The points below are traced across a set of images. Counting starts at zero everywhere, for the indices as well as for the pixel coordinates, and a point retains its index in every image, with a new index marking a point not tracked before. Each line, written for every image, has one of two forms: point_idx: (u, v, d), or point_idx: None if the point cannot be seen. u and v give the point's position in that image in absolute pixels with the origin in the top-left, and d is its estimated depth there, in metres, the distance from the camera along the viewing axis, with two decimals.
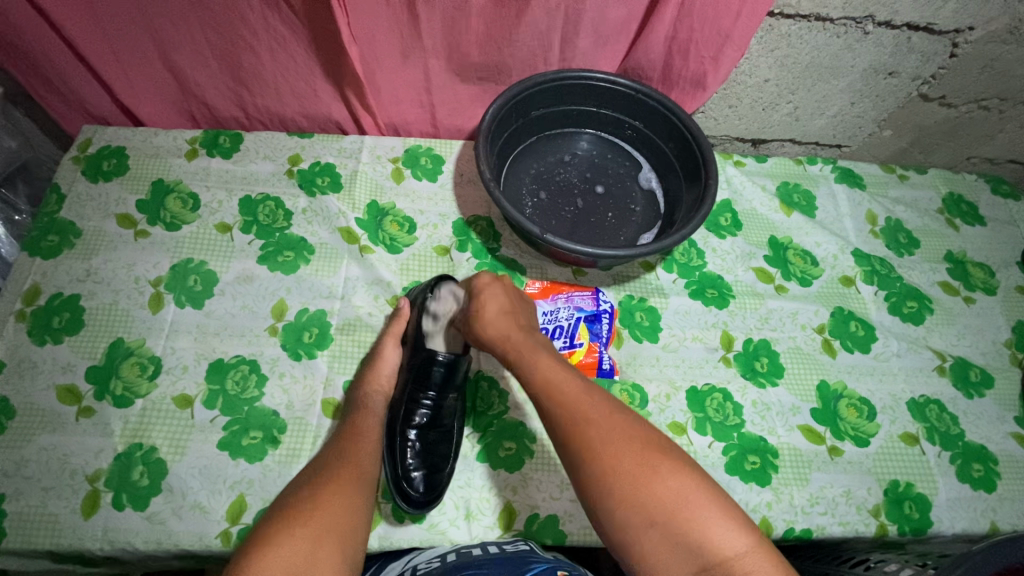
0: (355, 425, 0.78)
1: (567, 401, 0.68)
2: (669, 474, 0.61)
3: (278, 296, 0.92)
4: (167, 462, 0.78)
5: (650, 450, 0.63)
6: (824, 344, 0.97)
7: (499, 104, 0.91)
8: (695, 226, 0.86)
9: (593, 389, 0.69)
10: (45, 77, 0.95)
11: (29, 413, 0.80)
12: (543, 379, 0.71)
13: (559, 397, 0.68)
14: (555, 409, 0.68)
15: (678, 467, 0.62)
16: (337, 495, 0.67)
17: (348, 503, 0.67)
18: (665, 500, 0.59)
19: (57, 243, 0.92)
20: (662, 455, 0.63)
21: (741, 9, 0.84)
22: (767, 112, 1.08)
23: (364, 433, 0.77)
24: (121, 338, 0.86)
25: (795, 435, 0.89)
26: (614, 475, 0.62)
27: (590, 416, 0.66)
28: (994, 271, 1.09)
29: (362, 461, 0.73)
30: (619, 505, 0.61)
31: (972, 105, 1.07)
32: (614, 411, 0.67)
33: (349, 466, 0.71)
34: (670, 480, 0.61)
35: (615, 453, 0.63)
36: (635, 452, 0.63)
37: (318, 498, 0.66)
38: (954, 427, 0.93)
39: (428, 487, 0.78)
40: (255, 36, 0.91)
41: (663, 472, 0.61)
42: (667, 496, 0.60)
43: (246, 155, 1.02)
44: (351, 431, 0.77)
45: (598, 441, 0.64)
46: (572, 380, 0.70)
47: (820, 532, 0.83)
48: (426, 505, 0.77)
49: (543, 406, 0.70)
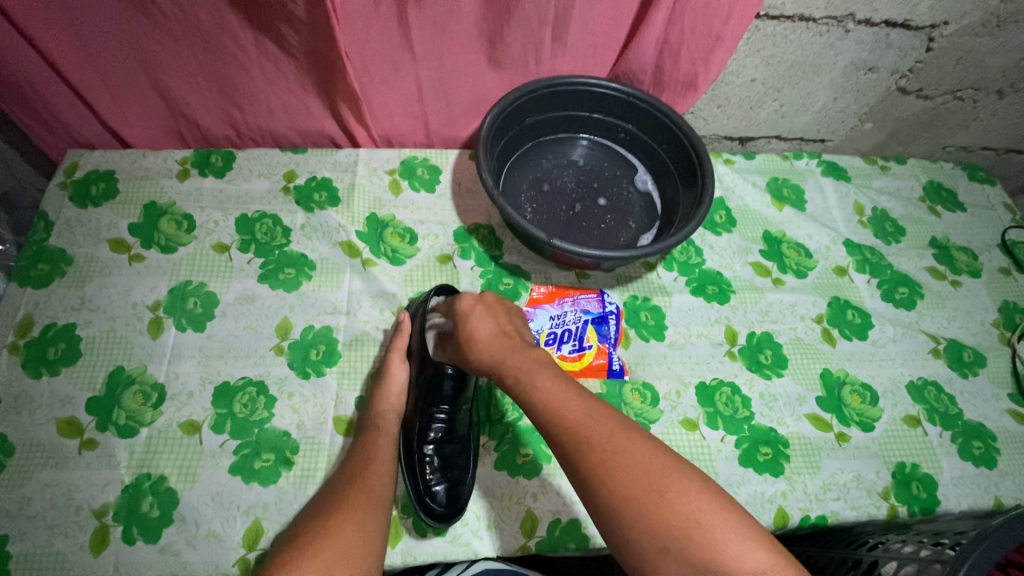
0: (366, 446, 0.76)
1: (570, 425, 0.65)
2: (680, 496, 0.59)
3: (282, 315, 0.90)
4: (177, 491, 0.76)
5: (658, 471, 0.61)
6: (824, 333, 0.99)
7: (496, 112, 0.92)
8: (696, 225, 0.87)
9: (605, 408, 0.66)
10: (33, 108, 0.93)
11: (29, 449, 0.77)
12: (547, 404, 0.67)
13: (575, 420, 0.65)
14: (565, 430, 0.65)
15: (688, 486, 0.60)
16: (347, 524, 0.65)
17: (362, 527, 0.65)
18: (677, 525, 0.57)
19: (48, 272, 0.89)
20: (670, 474, 0.61)
21: (731, 13, 0.87)
22: (754, 110, 1.11)
23: (376, 453, 0.75)
24: (121, 366, 0.84)
25: (802, 424, 0.91)
26: (625, 498, 0.59)
27: (592, 439, 0.63)
28: (977, 254, 1.13)
29: (374, 484, 0.71)
30: (632, 528, 0.59)
31: (947, 96, 1.11)
32: (617, 428, 0.64)
33: (361, 490, 0.70)
34: (681, 503, 0.59)
35: (623, 479, 0.60)
36: (642, 472, 0.60)
37: (329, 528, 0.64)
38: (953, 407, 0.96)
39: (450, 499, 0.78)
40: (245, 53, 0.89)
41: (673, 492, 0.59)
42: (682, 518, 0.58)
43: (240, 173, 1.01)
44: (362, 454, 0.75)
45: (604, 467, 0.61)
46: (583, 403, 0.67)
47: (834, 518, 0.84)
48: (450, 518, 0.77)
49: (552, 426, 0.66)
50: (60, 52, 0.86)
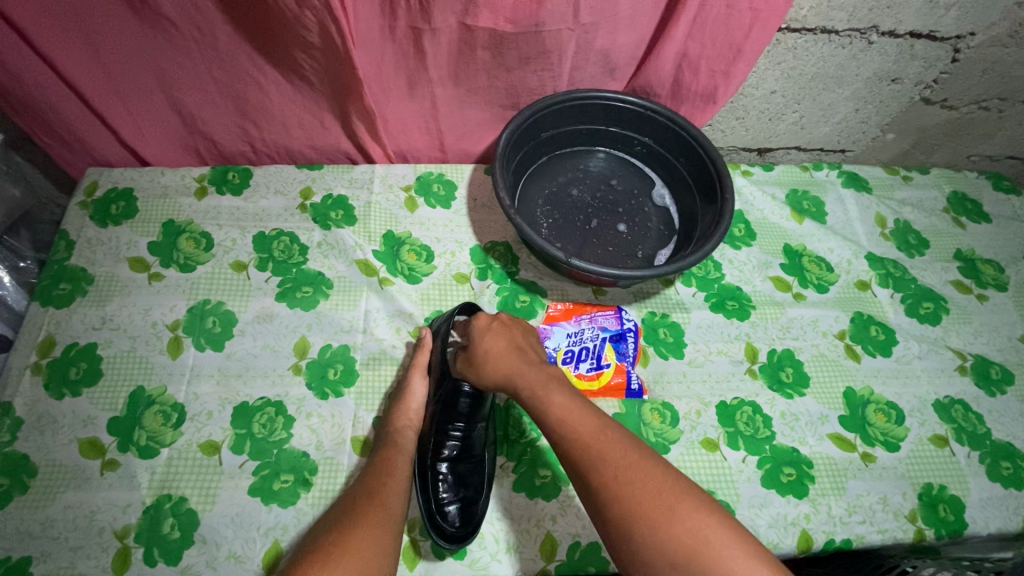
0: (384, 462, 0.76)
1: (578, 439, 0.65)
2: (689, 513, 0.59)
3: (300, 333, 0.90)
4: (198, 513, 0.77)
5: (667, 488, 0.61)
6: (847, 350, 0.98)
7: (513, 128, 0.91)
8: (716, 242, 0.86)
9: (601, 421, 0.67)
10: (53, 128, 0.95)
11: (52, 470, 0.78)
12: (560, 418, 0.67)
13: (573, 435, 0.66)
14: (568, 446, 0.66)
15: (697, 504, 0.60)
16: (365, 539, 0.65)
17: (378, 542, 0.65)
18: (687, 542, 0.57)
19: (69, 291, 0.90)
20: (679, 494, 0.60)
21: (752, 25, 0.86)
22: (774, 122, 1.09)
23: (392, 470, 0.74)
24: (141, 386, 0.84)
25: (826, 444, 0.89)
26: (635, 516, 0.59)
27: (605, 456, 0.63)
28: (1004, 267, 1.10)
29: (390, 501, 0.70)
30: (643, 545, 0.59)
31: (972, 107, 1.09)
32: (629, 450, 0.64)
33: (378, 505, 0.69)
34: (688, 519, 0.58)
35: (635, 493, 0.60)
36: (654, 491, 0.60)
37: (346, 542, 0.64)
38: (981, 426, 0.93)
39: (462, 520, 0.78)
40: (261, 71, 0.90)
41: (683, 510, 0.59)
42: (689, 535, 0.57)
43: (256, 191, 1.02)
44: (380, 468, 0.75)
45: (614, 484, 0.61)
46: (577, 410, 0.68)
47: (860, 541, 0.83)
48: (462, 540, 0.76)
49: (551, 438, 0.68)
50: (77, 73, 0.87)
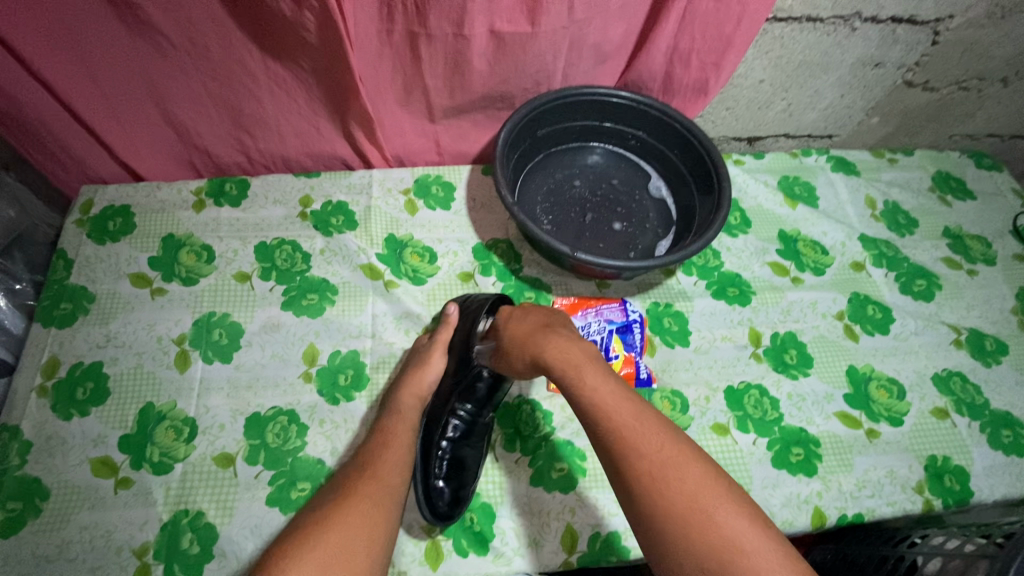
0: (386, 433, 0.75)
1: (620, 430, 0.65)
2: (726, 518, 0.58)
3: (308, 341, 0.90)
4: (216, 526, 0.76)
5: (707, 490, 0.60)
6: (846, 330, 1.00)
7: (510, 126, 0.92)
8: (716, 230, 0.87)
9: (642, 411, 0.67)
10: (47, 146, 0.94)
11: (64, 492, 0.77)
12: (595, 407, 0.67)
13: (611, 424, 0.66)
14: (606, 436, 0.66)
15: (733, 504, 0.59)
16: (354, 514, 0.63)
17: (370, 515, 0.64)
18: (716, 540, 0.56)
19: (71, 310, 0.89)
20: (719, 496, 0.59)
21: (742, 17, 0.87)
22: (762, 111, 1.11)
23: (392, 440, 0.74)
24: (151, 402, 0.83)
25: (833, 422, 0.91)
26: (668, 510, 0.59)
27: (643, 451, 0.63)
28: (991, 242, 1.14)
29: (386, 472, 0.70)
30: (672, 541, 0.58)
31: (953, 88, 1.12)
32: (667, 443, 0.63)
33: (372, 478, 0.68)
34: (727, 524, 0.57)
35: (672, 492, 0.60)
36: (690, 490, 0.60)
37: (337, 515, 0.63)
38: (979, 397, 0.96)
39: (453, 499, 0.78)
40: (256, 82, 0.90)
41: (718, 511, 0.58)
42: (725, 540, 0.56)
43: (255, 201, 1.01)
44: (381, 437, 0.75)
45: (653, 478, 0.61)
46: (623, 400, 0.68)
47: (871, 515, 0.84)
48: (451, 518, 0.77)
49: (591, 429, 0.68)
50: (71, 90, 0.86)
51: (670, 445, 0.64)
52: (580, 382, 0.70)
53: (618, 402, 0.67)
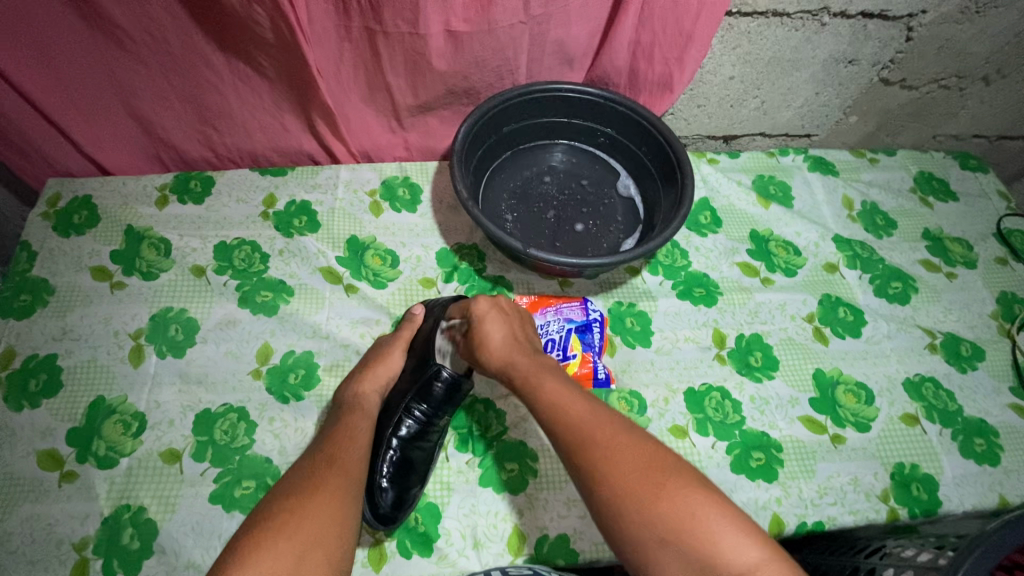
0: (346, 426, 0.74)
1: (572, 423, 0.66)
2: (679, 492, 0.59)
3: (263, 339, 0.90)
4: (157, 522, 0.76)
5: (660, 468, 0.61)
6: (815, 333, 0.97)
7: (470, 122, 0.91)
8: (676, 227, 0.85)
9: (592, 404, 0.69)
10: (12, 141, 0.94)
11: (10, 483, 0.77)
12: (550, 403, 0.69)
13: (564, 418, 0.67)
14: (559, 428, 0.67)
15: (688, 483, 0.60)
16: (326, 505, 0.63)
17: (339, 509, 0.63)
18: (676, 521, 0.57)
19: (30, 302, 0.89)
20: (671, 473, 0.61)
21: (700, 11, 0.85)
22: (736, 109, 1.09)
23: (356, 434, 0.73)
24: (102, 395, 0.83)
25: (796, 427, 0.88)
26: (624, 491, 0.60)
27: (597, 438, 0.64)
28: (972, 245, 1.10)
29: (352, 465, 0.69)
30: (629, 520, 0.59)
31: (932, 86, 1.09)
32: (621, 431, 0.65)
33: (339, 470, 0.67)
34: (680, 497, 0.59)
35: (625, 474, 0.61)
36: (642, 469, 0.61)
37: (306, 505, 0.62)
38: (952, 403, 0.93)
39: (396, 502, 0.76)
40: (218, 76, 0.90)
41: (672, 488, 0.59)
42: (680, 512, 0.58)
43: (218, 198, 1.01)
44: (343, 431, 0.73)
45: (607, 462, 0.62)
46: (575, 398, 0.69)
47: (831, 523, 0.82)
48: (393, 522, 0.75)
49: (547, 425, 0.69)
50: (32, 85, 0.86)
51: (621, 431, 0.65)
52: (539, 386, 0.72)
53: (571, 398, 0.69)
